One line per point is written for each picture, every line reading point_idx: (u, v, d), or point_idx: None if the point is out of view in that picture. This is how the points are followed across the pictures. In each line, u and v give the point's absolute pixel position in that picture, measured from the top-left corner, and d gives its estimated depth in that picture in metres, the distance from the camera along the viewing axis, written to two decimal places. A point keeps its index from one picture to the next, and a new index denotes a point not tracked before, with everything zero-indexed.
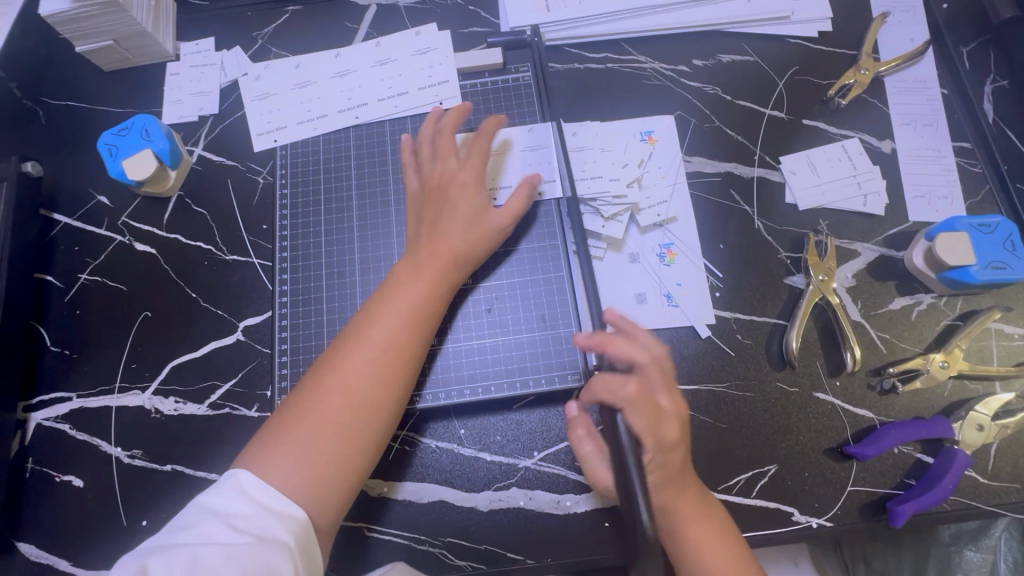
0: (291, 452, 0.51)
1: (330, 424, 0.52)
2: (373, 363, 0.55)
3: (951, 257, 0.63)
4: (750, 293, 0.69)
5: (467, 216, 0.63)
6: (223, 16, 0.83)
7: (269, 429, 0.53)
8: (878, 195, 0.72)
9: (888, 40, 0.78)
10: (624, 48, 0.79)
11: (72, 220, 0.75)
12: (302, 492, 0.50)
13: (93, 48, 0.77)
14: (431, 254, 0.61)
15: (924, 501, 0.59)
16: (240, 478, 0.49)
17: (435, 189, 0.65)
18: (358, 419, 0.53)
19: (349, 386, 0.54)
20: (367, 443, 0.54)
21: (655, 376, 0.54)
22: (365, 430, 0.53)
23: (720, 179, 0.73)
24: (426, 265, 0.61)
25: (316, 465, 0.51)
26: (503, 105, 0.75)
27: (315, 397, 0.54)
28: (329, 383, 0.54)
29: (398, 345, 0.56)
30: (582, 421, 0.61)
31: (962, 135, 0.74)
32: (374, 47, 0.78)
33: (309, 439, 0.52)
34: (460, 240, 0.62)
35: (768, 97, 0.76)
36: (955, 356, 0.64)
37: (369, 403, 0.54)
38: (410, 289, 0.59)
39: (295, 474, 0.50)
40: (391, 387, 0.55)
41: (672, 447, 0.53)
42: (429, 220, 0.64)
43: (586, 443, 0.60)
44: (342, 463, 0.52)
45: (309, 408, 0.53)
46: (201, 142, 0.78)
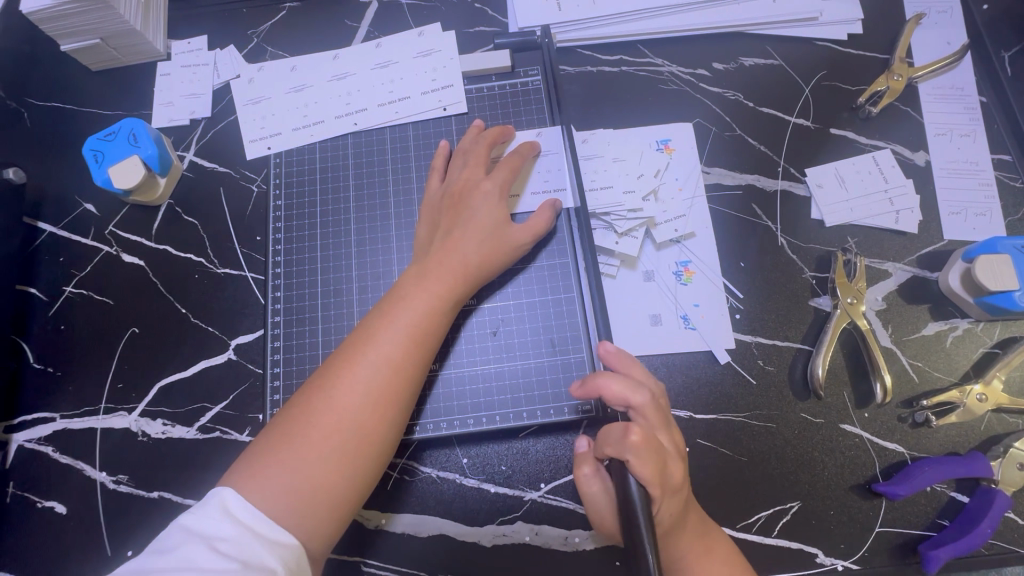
0: (278, 475, 0.47)
1: (321, 446, 0.48)
2: (369, 382, 0.51)
3: (992, 282, 0.59)
4: (773, 316, 0.64)
5: (476, 228, 0.59)
6: (217, 14, 0.79)
7: (257, 448, 0.49)
8: (911, 211, 0.67)
9: (922, 44, 0.73)
10: (640, 50, 0.74)
11: (56, 230, 0.72)
12: (290, 519, 0.46)
13: (79, 47, 0.73)
14: (438, 266, 0.57)
15: (961, 546, 0.55)
16: (224, 499, 0.45)
17: (453, 199, 0.61)
18: (352, 442, 0.49)
19: (343, 405, 0.50)
20: (360, 469, 0.50)
21: (655, 415, 0.50)
22: (360, 455, 0.49)
23: (742, 192, 0.69)
24: (433, 277, 0.56)
25: (304, 491, 0.47)
26: (512, 111, 0.71)
27: (307, 414, 0.50)
28: (322, 400, 0.50)
29: (396, 365, 0.52)
30: (587, 459, 0.53)
31: (1002, 147, 0.69)
32: (374, 48, 0.74)
33: (299, 461, 0.48)
34: (472, 251, 0.58)
35: (794, 104, 0.72)
36: (994, 389, 0.60)
37: (363, 427, 0.50)
38: (414, 302, 0.55)
39: (281, 498, 0.46)
40: (388, 410, 0.51)
41: (679, 488, 0.49)
42: (444, 229, 0.60)
43: (595, 485, 0.51)
44: (335, 489, 0.48)
45: (299, 427, 0.49)
46: (192, 147, 0.74)
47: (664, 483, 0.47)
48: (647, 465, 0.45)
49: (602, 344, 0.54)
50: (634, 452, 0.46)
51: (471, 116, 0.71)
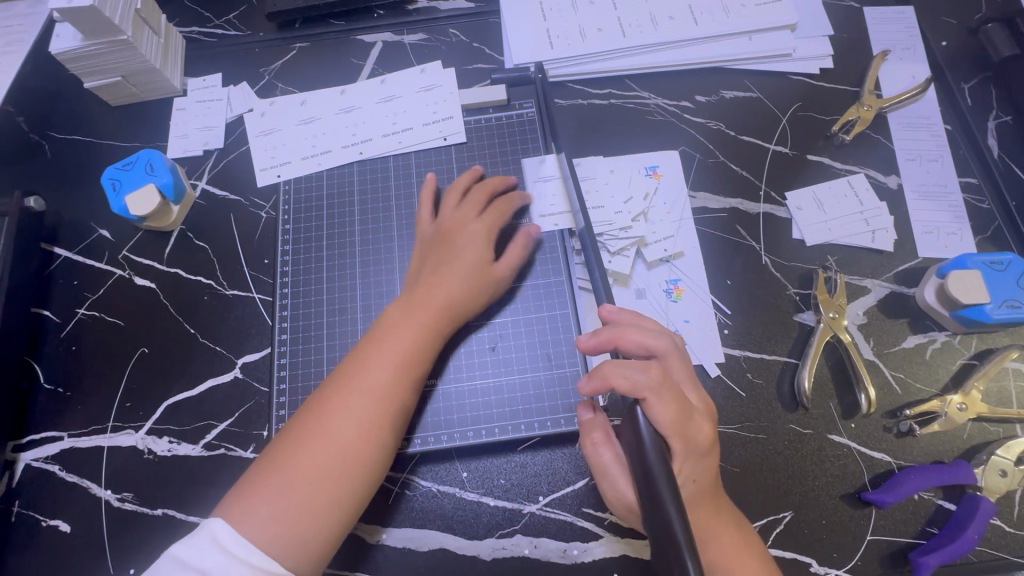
0: (267, 506, 0.49)
1: (309, 475, 0.50)
2: (358, 411, 0.53)
3: (964, 295, 0.62)
4: (759, 330, 0.67)
5: (464, 264, 0.62)
6: (232, 54, 0.85)
7: (245, 481, 0.51)
8: (886, 231, 0.71)
9: (889, 77, 0.79)
10: (627, 84, 0.79)
11: (71, 254, 0.75)
12: (280, 547, 0.48)
13: (101, 84, 0.78)
14: (427, 298, 0.60)
15: (948, 552, 0.56)
16: (212, 528, 0.47)
17: (444, 235, 0.64)
18: (338, 473, 0.51)
19: (332, 437, 0.52)
20: (348, 497, 0.51)
21: (679, 366, 0.53)
22: (348, 484, 0.51)
23: (726, 215, 0.73)
24: (419, 310, 0.59)
25: (292, 519, 0.49)
26: (507, 140, 0.75)
27: (297, 447, 0.51)
28: (313, 430, 0.52)
29: (384, 394, 0.54)
30: (596, 424, 0.56)
31: (968, 171, 0.74)
32: (380, 84, 0.79)
33: (288, 491, 0.49)
34: (458, 286, 0.61)
35: (772, 132, 0.77)
36: (972, 398, 0.62)
37: (351, 454, 0.52)
38: (402, 332, 0.58)
39: (271, 530, 0.48)
40: (376, 440, 0.53)
41: (707, 450, 0.50)
42: (432, 263, 0.63)
43: (603, 450, 0.53)
44: (324, 519, 0.50)
45: (290, 456, 0.51)
46: (204, 176, 0.78)
47: (688, 439, 0.48)
48: (667, 411, 0.47)
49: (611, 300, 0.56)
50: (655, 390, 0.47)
51: (470, 146, 0.76)
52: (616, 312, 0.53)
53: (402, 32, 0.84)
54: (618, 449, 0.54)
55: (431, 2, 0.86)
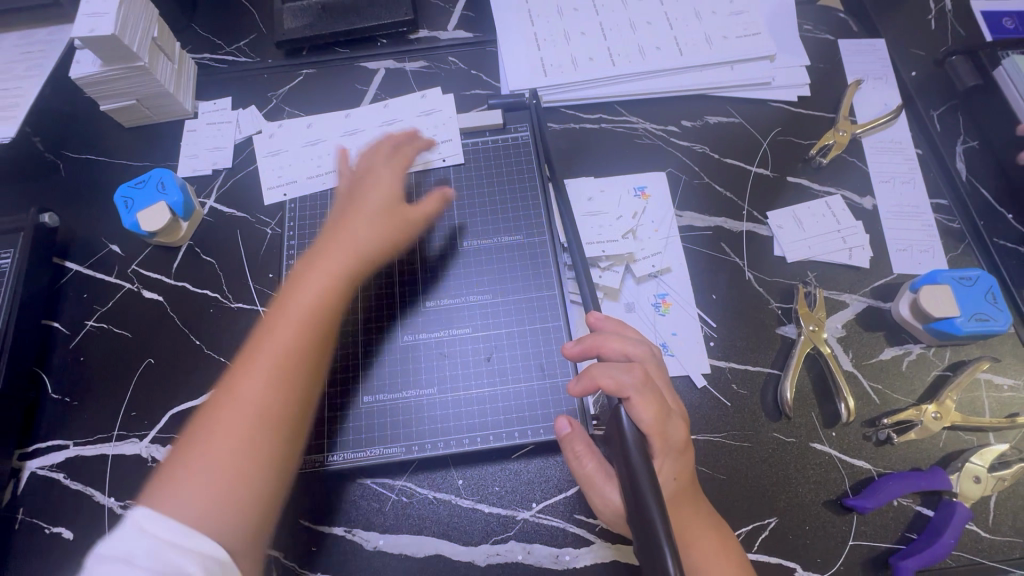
0: (186, 486, 0.50)
1: (223, 457, 0.51)
2: (250, 395, 0.54)
3: (935, 309, 0.65)
4: (743, 343, 0.70)
5: (338, 257, 0.63)
6: (242, 79, 0.89)
7: (173, 455, 0.52)
8: (862, 248, 0.74)
9: (862, 104, 0.84)
10: (617, 110, 0.84)
11: (82, 268, 0.78)
12: (203, 516, 0.48)
13: (115, 107, 0.81)
14: (293, 297, 0.60)
15: (926, 556, 0.58)
16: (138, 520, 0.46)
17: (334, 229, 0.66)
18: (254, 438, 0.53)
19: (251, 402, 0.54)
20: (268, 457, 0.53)
21: (656, 371, 0.56)
22: (267, 448, 0.53)
23: (711, 233, 0.76)
24: (307, 277, 0.61)
25: (214, 501, 0.49)
26: (503, 161, 0.79)
27: (213, 414, 0.54)
28: (228, 414, 0.53)
29: (272, 378, 0.55)
30: (575, 438, 0.56)
31: (938, 193, 0.78)
32: (382, 108, 0.83)
33: (209, 458, 0.51)
34: (318, 282, 0.61)
35: (753, 155, 0.81)
36: (946, 408, 0.65)
37: (258, 438, 0.53)
38: (276, 325, 0.58)
39: (197, 500, 0.49)
40: (274, 421, 0.54)
41: (682, 450, 0.52)
42: (313, 255, 0.64)
43: (587, 461, 0.56)
44: (250, 483, 0.51)
45: (207, 439, 0.52)
46: (213, 194, 0.81)
47: (666, 438, 0.51)
48: (647, 408, 0.50)
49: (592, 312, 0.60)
50: (637, 390, 0.51)
51: (467, 166, 0.79)
52: (602, 319, 0.59)
53: (404, 59, 0.89)
54: (601, 457, 0.56)
55: (432, 32, 0.91)
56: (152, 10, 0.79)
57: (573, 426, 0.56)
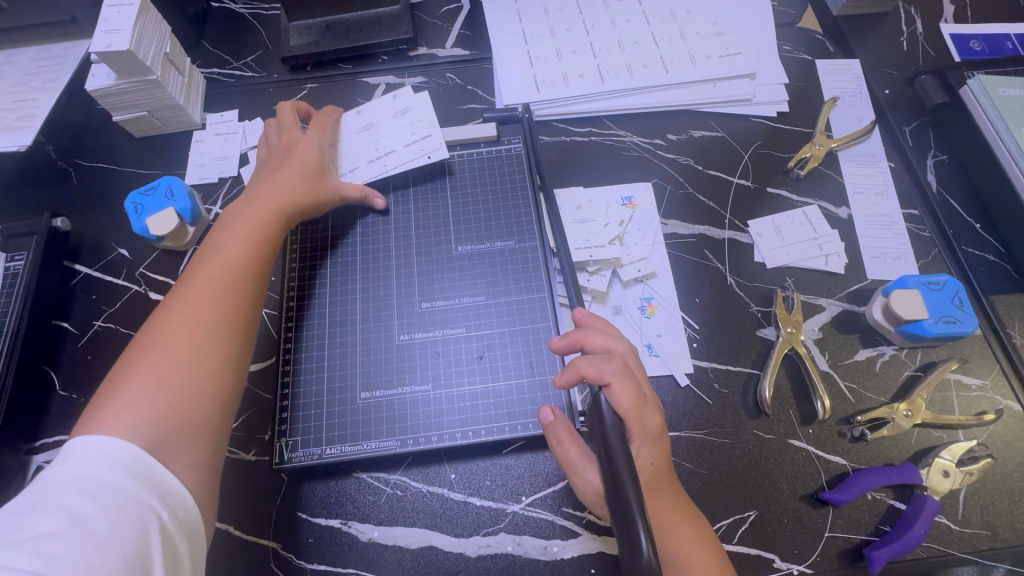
0: (124, 403, 0.53)
1: (160, 375, 0.55)
2: (185, 323, 0.59)
3: (905, 312, 0.69)
4: (725, 344, 0.74)
5: (242, 223, 0.69)
6: (249, 92, 0.93)
7: (113, 379, 0.56)
8: (838, 255, 0.78)
9: (838, 120, 0.88)
10: (605, 123, 0.89)
11: (92, 271, 0.81)
12: (148, 427, 0.52)
13: (127, 118, 0.85)
14: (207, 249, 0.66)
15: (897, 546, 0.61)
16: (81, 438, 0.49)
17: (256, 198, 0.72)
18: (196, 357, 0.57)
19: (188, 326, 0.58)
20: (211, 378, 0.57)
21: (635, 364, 0.60)
22: (209, 366, 0.57)
23: (695, 240, 0.80)
24: (236, 227, 0.68)
25: (150, 412, 0.53)
26: (496, 171, 0.83)
27: (153, 336, 0.58)
28: (164, 339, 0.57)
29: (209, 309, 0.60)
30: (559, 424, 0.60)
31: (910, 204, 0.82)
32: (358, 114, 0.82)
33: (151, 375, 0.55)
34: (235, 236, 0.67)
35: (735, 167, 0.85)
36: (917, 406, 0.68)
37: (198, 358, 0.57)
38: (200, 269, 0.63)
39: (139, 411, 0.52)
40: (216, 346, 0.59)
41: (658, 437, 0.55)
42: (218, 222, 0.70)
43: (569, 445, 0.59)
44: (194, 402, 0.55)
45: (141, 362, 0.56)
46: (219, 201, 0.85)
47: (644, 426, 0.54)
48: (625, 394, 0.54)
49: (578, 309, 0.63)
50: (617, 377, 0.54)
51: (462, 175, 0.83)
52: (589, 316, 0.63)
53: (403, 75, 0.93)
54: (581, 443, 0.60)
55: (430, 50, 0.96)
56: (165, 26, 0.84)
57: (556, 414, 0.60)
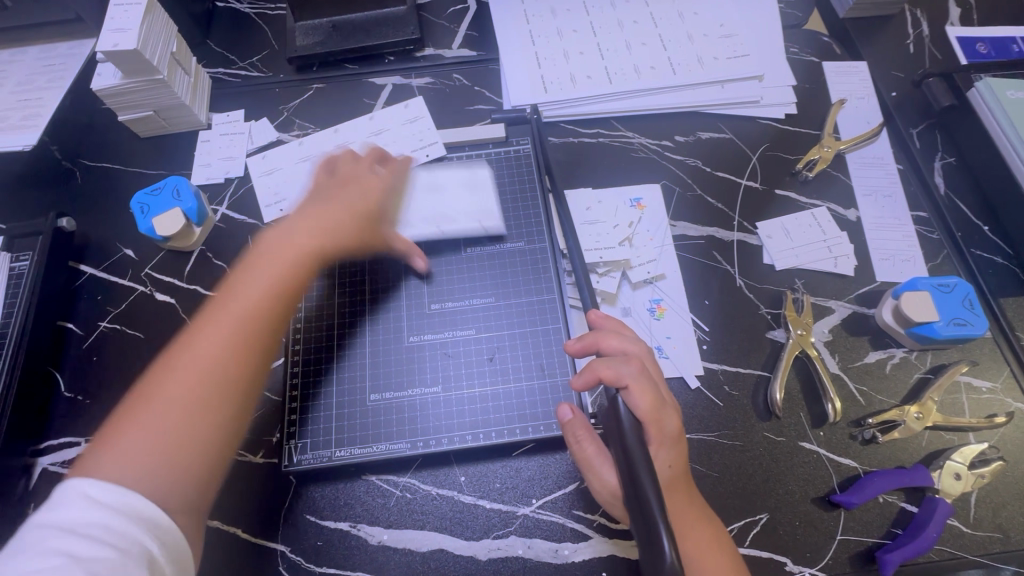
0: (131, 445, 0.49)
1: (165, 421, 0.51)
2: (190, 369, 0.54)
3: (916, 314, 0.69)
4: (735, 347, 0.73)
5: (291, 248, 0.63)
6: (255, 92, 0.93)
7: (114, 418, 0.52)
8: (847, 257, 0.78)
9: (846, 122, 0.88)
10: (613, 125, 0.88)
11: (97, 271, 0.81)
12: (143, 483, 0.47)
13: (133, 117, 0.85)
14: (239, 278, 0.61)
15: (910, 550, 0.61)
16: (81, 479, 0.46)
17: (315, 218, 0.67)
18: (196, 407, 0.52)
19: (203, 373, 0.54)
20: (210, 432, 0.52)
21: (652, 366, 0.59)
22: (216, 419, 0.53)
23: (703, 241, 0.80)
24: (260, 262, 0.62)
25: (150, 461, 0.49)
26: (505, 173, 0.83)
27: (162, 375, 0.53)
28: (171, 379, 0.53)
29: (219, 355, 0.55)
30: (577, 423, 0.60)
31: (918, 206, 0.82)
32: (368, 120, 0.87)
33: (150, 421, 0.51)
34: (261, 273, 0.61)
35: (743, 168, 0.85)
36: (928, 408, 0.68)
37: (203, 405, 0.52)
38: (223, 304, 0.59)
39: (145, 456, 0.49)
40: (224, 395, 0.54)
41: (675, 440, 0.55)
42: (257, 243, 0.65)
43: (586, 444, 0.58)
44: (194, 453, 0.51)
45: (147, 402, 0.52)
46: (225, 202, 0.85)
47: (662, 428, 0.54)
48: (643, 397, 0.54)
49: (593, 310, 0.63)
50: (634, 380, 0.54)
51: (471, 176, 0.83)
52: (603, 318, 0.62)
53: (410, 76, 0.93)
54: (598, 442, 0.59)
55: (437, 50, 0.96)
56: (172, 26, 0.83)
57: (574, 413, 0.60)
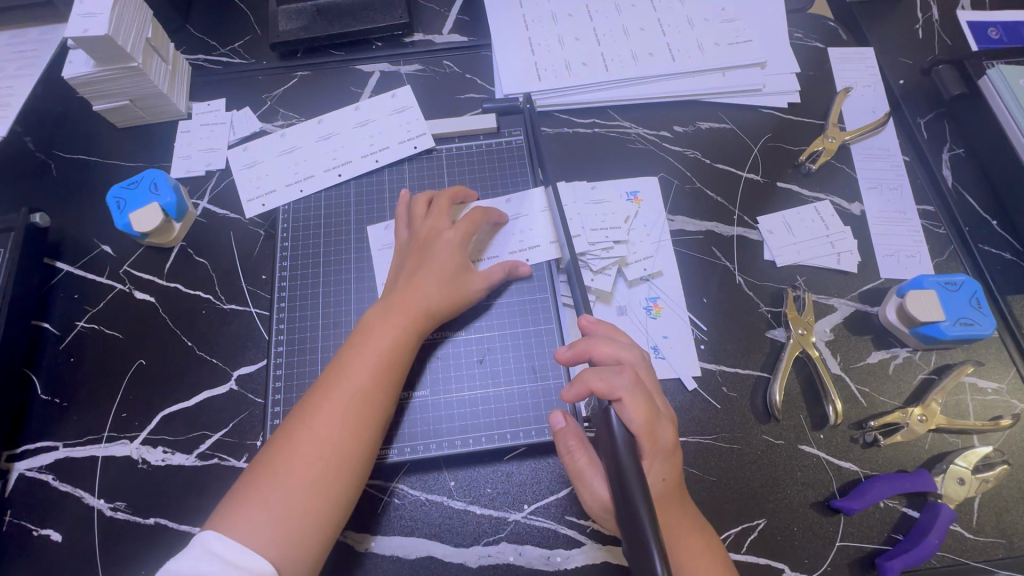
0: (257, 510, 0.51)
1: (303, 477, 0.53)
2: (345, 411, 0.56)
3: (921, 314, 0.66)
4: (733, 347, 0.71)
5: (439, 270, 0.65)
6: (237, 80, 0.89)
7: (240, 489, 0.54)
8: (850, 253, 0.76)
9: (851, 112, 0.85)
10: (610, 114, 0.85)
11: (73, 269, 0.78)
12: (276, 547, 0.50)
13: (109, 107, 0.81)
14: (402, 304, 0.63)
15: (911, 557, 0.59)
16: (205, 540, 0.49)
17: (420, 243, 0.68)
18: (334, 468, 0.54)
19: (340, 418, 0.56)
20: (341, 493, 0.54)
21: (648, 375, 0.57)
22: (352, 462, 0.55)
23: (702, 237, 0.77)
24: (396, 312, 0.62)
25: (288, 522, 0.51)
26: (496, 166, 0.80)
27: (307, 442, 0.54)
28: (303, 432, 0.55)
29: (368, 392, 0.58)
30: (570, 433, 0.58)
31: (925, 199, 0.79)
32: (354, 110, 0.83)
33: (285, 491, 0.52)
34: (433, 292, 0.64)
35: (744, 160, 0.82)
36: (932, 411, 0.66)
37: (341, 451, 0.55)
38: (379, 336, 0.61)
39: (267, 518, 0.51)
40: (360, 438, 0.56)
41: (670, 452, 0.53)
42: (410, 268, 0.66)
43: (578, 456, 0.56)
44: (320, 508, 0.53)
45: (285, 457, 0.54)
46: (206, 196, 0.81)
47: (656, 440, 0.52)
48: (637, 411, 0.51)
49: (583, 315, 0.60)
50: (628, 392, 0.52)
51: (461, 169, 0.80)
52: (595, 324, 0.59)
53: (398, 63, 0.89)
54: (591, 452, 0.57)
55: (427, 36, 0.92)
56: (145, 10, 0.79)
57: (567, 420, 0.59)
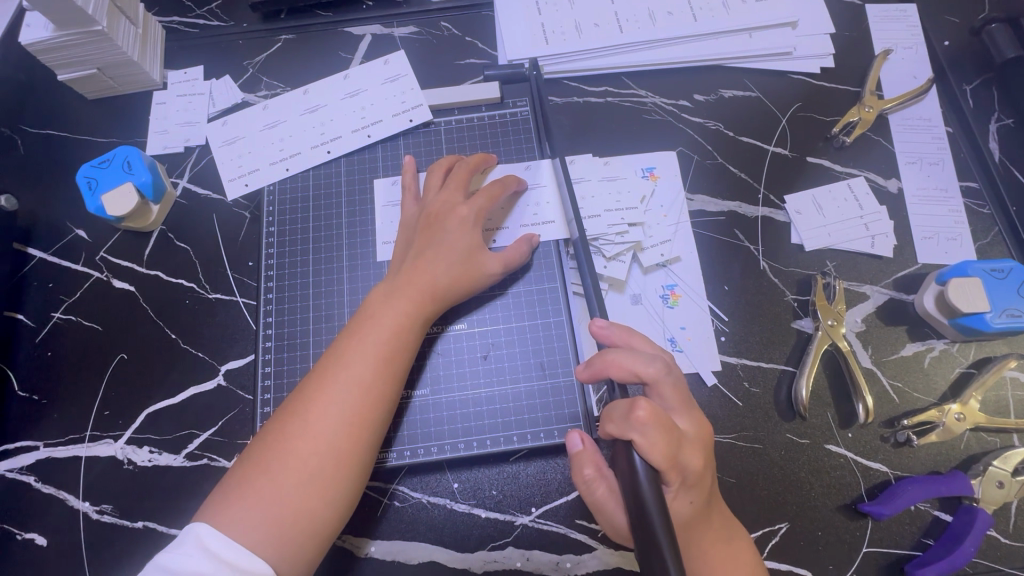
0: (246, 508, 0.47)
1: (297, 472, 0.49)
2: (344, 402, 0.51)
3: (965, 305, 0.61)
4: (757, 339, 0.66)
5: (450, 250, 0.60)
6: (214, 45, 0.81)
7: (228, 484, 0.49)
8: (885, 236, 0.69)
9: (890, 77, 0.77)
10: (624, 82, 0.77)
11: (46, 255, 0.72)
12: (267, 549, 0.46)
13: (75, 76, 0.74)
14: (409, 285, 0.58)
15: (944, 565, 0.55)
16: (197, 536, 0.45)
17: (430, 219, 0.62)
18: (331, 463, 0.50)
19: (339, 410, 0.51)
20: (340, 492, 0.50)
21: (673, 393, 0.50)
22: (353, 457, 0.51)
23: (724, 218, 0.71)
24: (402, 295, 0.57)
25: (280, 520, 0.47)
26: (500, 140, 0.73)
27: (302, 436, 0.50)
28: (298, 425, 0.50)
29: (370, 382, 0.53)
30: (587, 458, 0.53)
31: (968, 176, 0.73)
32: (343, 79, 0.76)
33: (279, 488, 0.48)
34: (441, 273, 0.59)
35: (771, 133, 0.75)
36: (971, 408, 0.61)
37: (339, 446, 0.50)
38: (383, 321, 0.56)
39: (257, 517, 0.47)
40: (362, 431, 0.51)
41: (696, 482, 0.48)
42: (416, 249, 0.60)
43: (596, 487, 0.52)
44: (316, 506, 0.48)
45: (278, 452, 0.49)
46: (185, 174, 0.75)
47: (680, 471, 0.47)
48: (656, 450, 0.44)
49: (596, 323, 0.54)
50: (641, 433, 0.45)
51: (461, 144, 0.73)
52: (607, 329, 0.54)
53: (392, 24, 0.81)
54: (611, 482, 0.52)
55: None
56: None
57: (585, 442, 0.54)
